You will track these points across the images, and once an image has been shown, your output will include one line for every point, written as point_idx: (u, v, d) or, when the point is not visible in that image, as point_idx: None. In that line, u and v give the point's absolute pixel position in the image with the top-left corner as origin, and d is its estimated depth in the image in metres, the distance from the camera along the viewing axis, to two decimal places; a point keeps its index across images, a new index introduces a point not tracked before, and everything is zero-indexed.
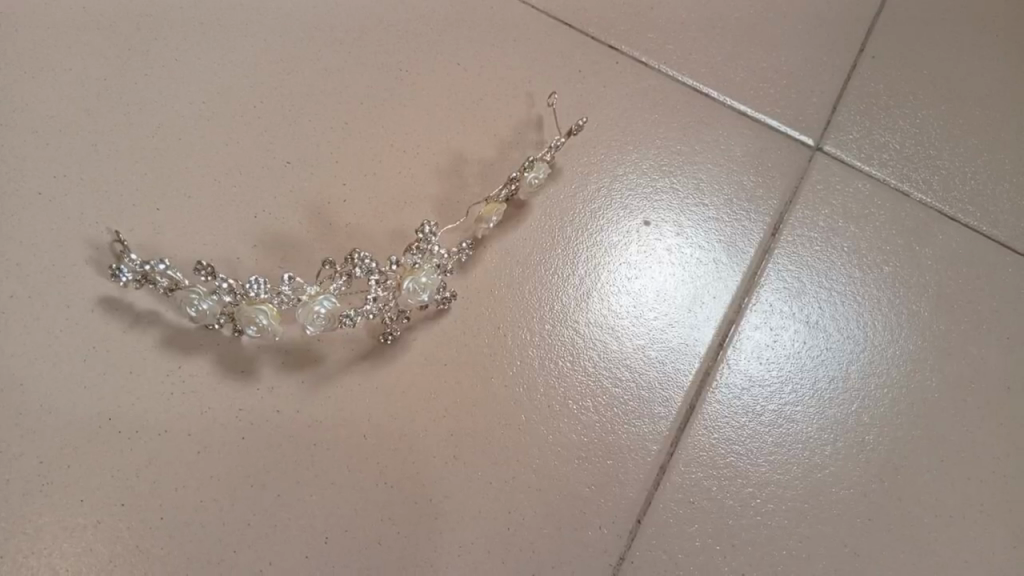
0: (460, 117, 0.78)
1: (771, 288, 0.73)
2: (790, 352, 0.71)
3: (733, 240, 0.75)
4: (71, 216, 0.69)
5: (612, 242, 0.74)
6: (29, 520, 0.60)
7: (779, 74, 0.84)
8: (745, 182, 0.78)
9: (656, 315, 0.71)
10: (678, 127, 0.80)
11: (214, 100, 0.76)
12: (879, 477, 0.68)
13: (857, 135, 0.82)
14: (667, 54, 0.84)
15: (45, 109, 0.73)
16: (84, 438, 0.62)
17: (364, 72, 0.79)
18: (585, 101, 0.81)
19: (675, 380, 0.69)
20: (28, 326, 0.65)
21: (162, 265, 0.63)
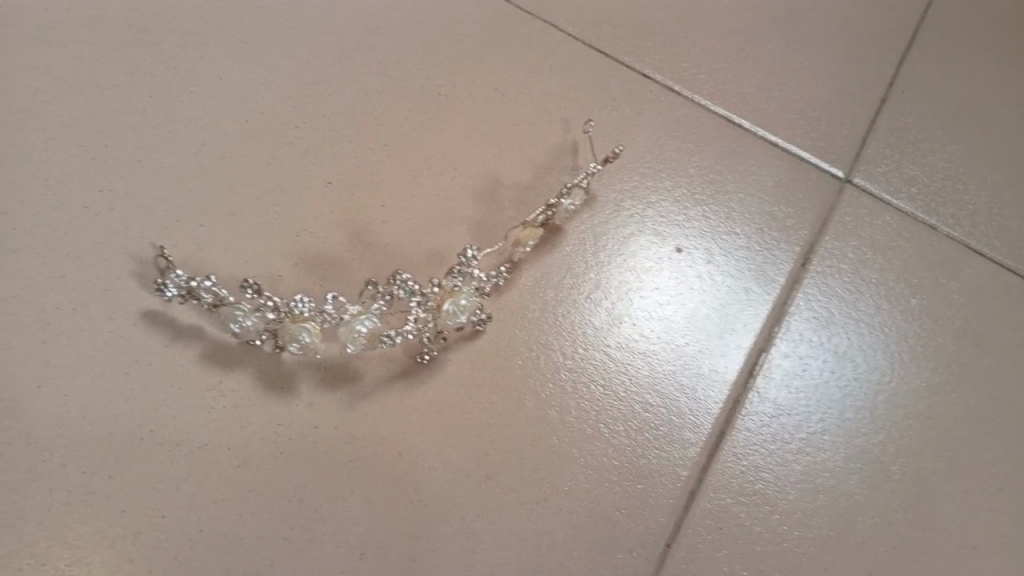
0: (497, 141, 0.79)
1: (801, 317, 0.74)
2: (818, 381, 0.72)
3: (763, 268, 0.76)
4: (116, 231, 0.70)
5: (643, 267, 0.75)
6: (71, 528, 0.61)
7: (810, 106, 0.85)
8: (775, 212, 0.79)
9: (687, 341, 0.72)
10: (710, 156, 0.82)
11: (256, 119, 0.77)
12: (904, 507, 0.68)
13: (886, 168, 0.83)
14: (701, 84, 0.85)
15: (93, 124, 0.74)
16: (126, 450, 0.64)
17: (403, 94, 0.80)
18: (620, 128, 0.82)
19: (706, 406, 0.70)
20: (73, 338, 0.66)
21: (208, 281, 0.65)
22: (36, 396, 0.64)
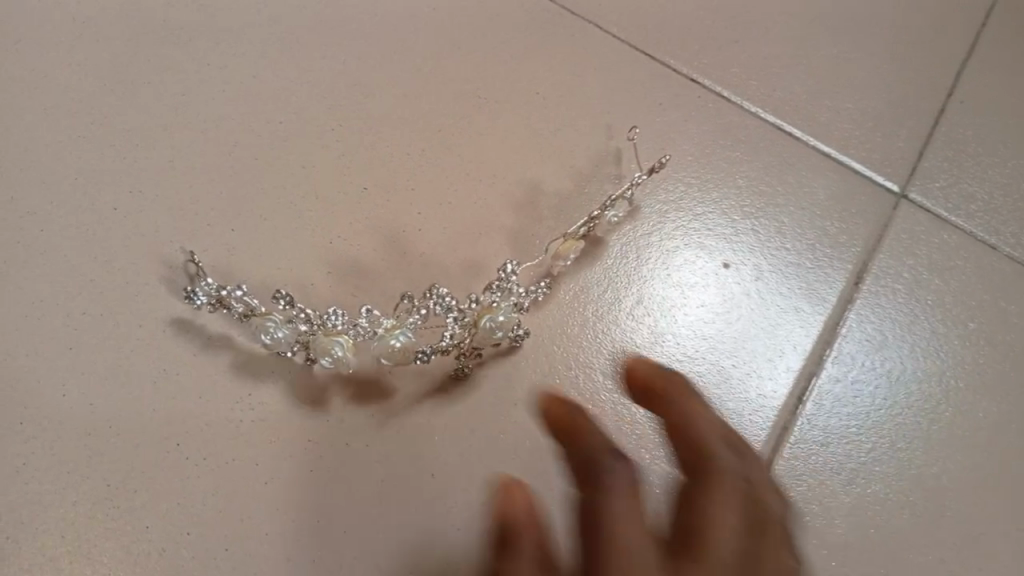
0: (538, 148, 0.76)
1: (852, 340, 0.71)
2: (869, 409, 0.69)
3: (815, 287, 0.73)
4: (146, 234, 0.68)
5: (687, 282, 0.72)
6: (93, 544, 0.59)
7: (865, 116, 0.82)
8: (827, 227, 0.76)
9: (733, 363, 0.69)
10: (760, 167, 0.78)
11: (290, 120, 0.75)
12: (959, 544, 0.65)
13: (944, 183, 0.79)
14: (751, 90, 0.82)
15: (125, 124, 0.72)
16: (152, 462, 0.62)
17: (442, 97, 0.78)
18: (666, 135, 0.79)
19: (752, 432, 0.67)
20: (99, 344, 0.64)
21: (239, 290, 0.64)
22: (60, 404, 0.62)
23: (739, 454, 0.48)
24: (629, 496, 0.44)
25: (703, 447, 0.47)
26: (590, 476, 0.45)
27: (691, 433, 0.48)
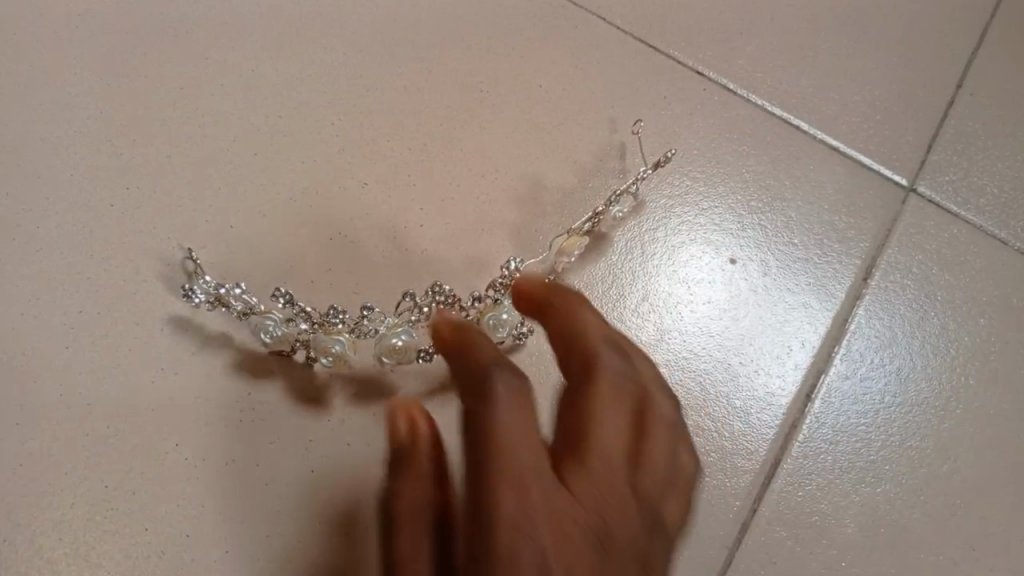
0: (541, 142, 0.75)
1: (861, 336, 0.70)
2: (879, 407, 0.68)
3: (824, 283, 0.72)
4: (144, 231, 0.67)
5: (693, 278, 0.71)
6: (92, 546, 0.58)
7: (873, 108, 0.80)
8: (835, 222, 0.75)
9: (740, 361, 0.68)
10: (767, 160, 0.77)
11: (289, 114, 0.73)
12: (970, 543, 0.65)
13: (954, 177, 0.78)
14: (758, 83, 0.80)
15: (121, 118, 0.71)
16: (151, 463, 0.61)
17: (443, 89, 0.76)
18: (671, 128, 0.77)
19: (760, 432, 0.66)
20: (97, 343, 0.63)
21: (238, 288, 0.62)
22: (57, 405, 0.61)
23: (623, 356, 0.56)
24: (515, 407, 0.46)
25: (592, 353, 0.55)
26: (479, 397, 0.47)
27: (582, 339, 0.56)
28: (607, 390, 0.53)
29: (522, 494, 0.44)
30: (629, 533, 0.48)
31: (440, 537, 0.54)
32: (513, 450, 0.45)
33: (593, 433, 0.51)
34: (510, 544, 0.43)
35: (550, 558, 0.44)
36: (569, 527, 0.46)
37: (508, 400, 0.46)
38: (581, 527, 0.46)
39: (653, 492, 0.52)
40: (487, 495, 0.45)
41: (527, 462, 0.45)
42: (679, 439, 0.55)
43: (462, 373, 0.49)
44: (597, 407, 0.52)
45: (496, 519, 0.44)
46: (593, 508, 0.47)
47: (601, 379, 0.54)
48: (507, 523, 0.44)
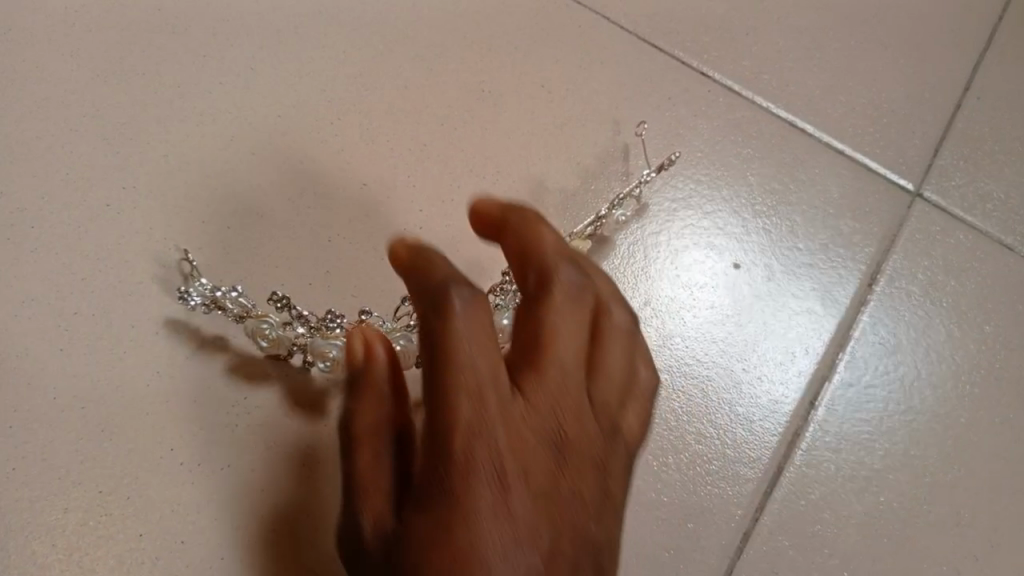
0: (544, 144, 0.74)
1: (865, 342, 0.69)
2: (883, 415, 0.67)
3: (829, 289, 0.71)
4: (140, 231, 0.66)
5: (697, 283, 0.70)
6: (85, 551, 0.57)
7: (879, 112, 0.80)
8: (840, 226, 0.74)
9: (744, 367, 0.67)
10: (772, 163, 0.76)
11: (288, 113, 0.72)
12: (975, 554, 0.64)
13: (961, 182, 0.77)
14: (763, 85, 0.79)
15: (118, 115, 0.70)
16: (145, 467, 0.60)
17: (444, 89, 0.75)
18: (675, 130, 0.76)
19: (763, 440, 0.65)
20: (91, 345, 0.62)
21: (234, 292, 0.62)
22: (51, 407, 0.60)
23: (579, 268, 0.51)
24: (470, 316, 0.43)
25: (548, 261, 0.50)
26: (434, 309, 0.43)
27: (536, 250, 0.50)
28: (563, 302, 0.48)
29: (479, 404, 0.42)
30: (589, 445, 0.46)
31: (400, 452, 0.50)
32: (468, 363, 0.42)
33: (548, 340, 0.47)
34: (467, 455, 0.41)
35: (510, 470, 0.42)
36: (527, 438, 0.43)
37: (463, 318, 0.42)
38: (538, 438, 0.44)
39: (611, 402, 0.49)
40: (440, 404, 0.42)
41: (481, 374, 0.42)
42: (636, 352, 0.52)
43: (418, 285, 0.45)
44: (553, 318, 0.48)
45: (451, 431, 0.41)
46: (552, 418, 0.45)
47: (556, 287, 0.49)
48: (462, 434, 0.41)
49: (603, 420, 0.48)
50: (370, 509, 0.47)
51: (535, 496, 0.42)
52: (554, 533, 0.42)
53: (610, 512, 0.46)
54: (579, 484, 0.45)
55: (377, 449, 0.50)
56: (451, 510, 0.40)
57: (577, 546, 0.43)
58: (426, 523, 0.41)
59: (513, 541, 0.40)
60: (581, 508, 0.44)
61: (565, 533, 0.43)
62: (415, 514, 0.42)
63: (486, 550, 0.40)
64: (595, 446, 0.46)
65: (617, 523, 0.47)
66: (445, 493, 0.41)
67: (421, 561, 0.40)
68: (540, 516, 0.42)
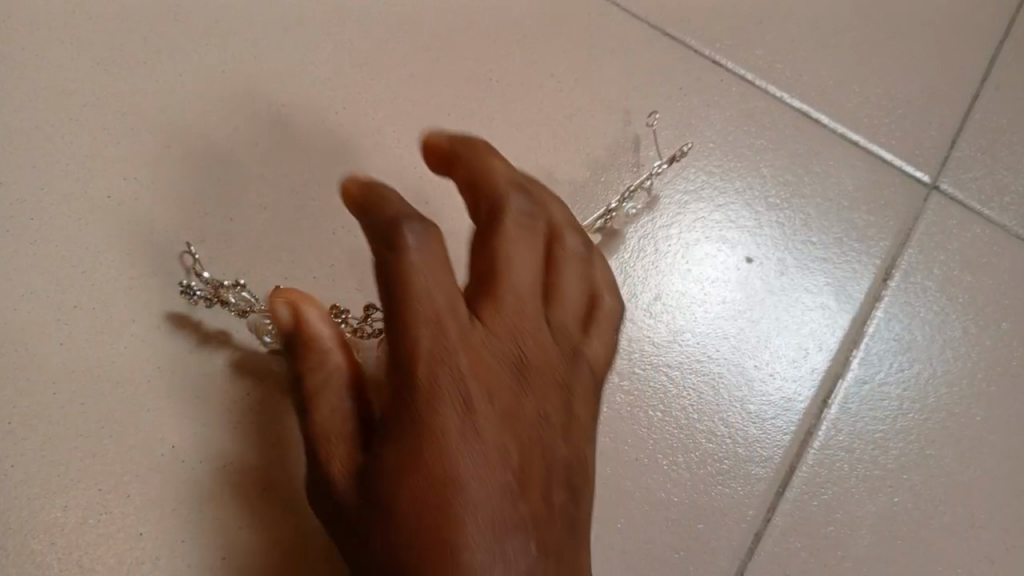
0: (552, 134, 0.73)
1: (880, 339, 0.68)
2: (896, 414, 0.66)
3: (843, 284, 0.70)
4: (141, 222, 0.65)
5: (709, 277, 0.69)
6: (84, 551, 0.57)
7: (894, 103, 0.78)
8: (855, 219, 0.72)
9: (756, 364, 0.66)
10: (786, 155, 0.74)
11: (292, 103, 0.71)
12: (990, 555, 0.63)
13: (978, 174, 0.75)
14: (777, 74, 0.77)
15: (117, 104, 0.68)
16: (145, 465, 0.59)
17: (451, 78, 0.74)
18: (687, 120, 0.75)
19: (776, 439, 0.65)
20: (91, 340, 0.61)
21: (236, 285, 0.61)
22: (51, 404, 0.60)
23: (528, 196, 0.56)
24: (425, 249, 0.46)
25: (499, 192, 0.55)
26: (387, 244, 0.46)
27: (489, 183, 0.55)
28: (513, 231, 0.53)
29: (439, 332, 0.45)
30: (547, 362, 0.50)
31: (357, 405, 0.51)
32: (424, 292, 0.45)
33: (503, 270, 0.52)
34: (432, 379, 0.45)
35: (475, 394, 0.45)
36: (488, 360, 0.47)
37: (418, 247, 0.45)
38: (498, 361, 0.48)
39: (563, 326, 0.54)
40: (403, 338, 0.45)
41: (439, 301, 0.46)
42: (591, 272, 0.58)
43: (370, 223, 0.48)
44: (505, 249, 0.52)
45: (415, 358, 0.45)
46: (512, 339, 0.49)
47: (507, 219, 0.54)
48: (425, 360, 0.45)
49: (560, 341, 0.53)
50: (335, 460, 0.49)
51: (502, 414, 0.46)
52: (522, 450, 0.46)
53: (574, 427, 0.50)
54: (543, 401, 0.48)
55: (337, 395, 0.52)
56: (422, 434, 0.44)
57: (546, 459, 0.47)
58: (398, 450, 0.45)
59: (483, 462, 0.44)
60: (547, 422, 0.48)
61: (533, 447, 0.46)
62: (388, 446, 0.45)
63: (459, 468, 0.43)
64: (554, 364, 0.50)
65: (583, 437, 0.51)
66: (413, 418, 0.45)
67: (398, 485, 0.44)
68: (509, 435, 0.45)
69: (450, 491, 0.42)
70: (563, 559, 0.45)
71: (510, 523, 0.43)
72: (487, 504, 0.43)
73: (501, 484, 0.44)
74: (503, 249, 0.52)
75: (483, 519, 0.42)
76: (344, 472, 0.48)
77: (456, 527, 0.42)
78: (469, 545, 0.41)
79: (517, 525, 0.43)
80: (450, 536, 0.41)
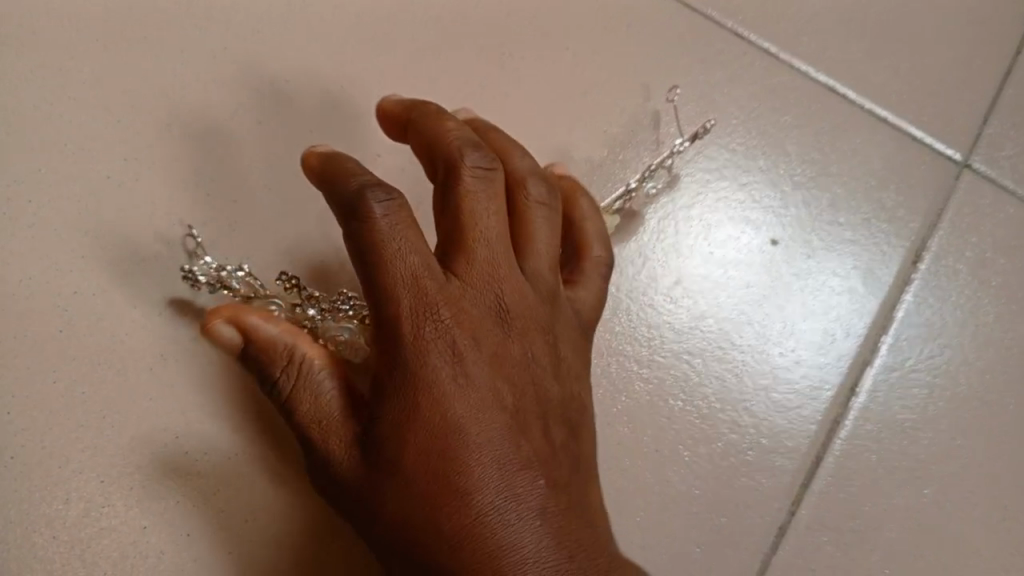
0: (568, 112, 0.70)
1: (910, 324, 0.66)
2: (926, 401, 0.65)
3: (871, 267, 0.67)
4: (141, 205, 0.62)
5: (732, 260, 0.66)
6: (88, 546, 0.56)
7: (925, 78, 0.74)
8: (884, 200, 0.70)
9: (780, 351, 0.65)
10: (811, 131, 0.71)
11: (297, 78, 0.68)
12: (1014, 545, 0.63)
13: (1012, 152, 0.72)
14: (804, 46, 0.73)
15: (114, 79, 0.65)
16: (149, 457, 0.58)
17: (461, 50, 0.70)
18: (709, 96, 0.72)
19: (802, 429, 0.63)
20: (93, 329, 0.59)
21: (240, 270, 0.58)
22: (51, 396, 0.58)
23: (484, 150, 0.51)
24: (390, 217, 0.45)
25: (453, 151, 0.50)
26: (354, 216, 0.45)
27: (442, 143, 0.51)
28: (474, 192, 0.49)
29: (420, 293, 0.46)
30: (535, 307, 0.51)
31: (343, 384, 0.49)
32: (399, 257, 0.45)
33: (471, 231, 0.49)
34: (418, 337, 0.46)
35: (461, 345, 0.47)
36: (471, 311, 0.48)
37: (385, 213, 0.45)
38: (483, 312, 0.48)
39: (547, 272, 0.52)
40: (384, 303, 0.46)
41: (417, 263, 0.46)
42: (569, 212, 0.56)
43: (333, 189, 0.47)
44: (469, 205, 0.49)
45: (399, 321, 0.46)
46: (493, 290, 0.49)
47: (464, 180, 0.49)
48: (409, 322, 0.46)
49: (546, 287, 0.52)
50: (333, 438, 0.48)
51: (488, 360, 0.48)
52: (510, 390, 0.48)
53: (564, 364, 0.52)
54: (527, 342, 0.50)
55: (315, 381, 0.49)
56: (415, 392, 0.46)
57: (539, 399, 0.50)
58: (393, 406, 0.46)
59: (474, 406, 0.47)
60: (535, 364, 0.50)
61: (520, 385, 0.49)
62: (379, 404, 0.47)
63: (457, 419, 0.46)
64: (539, 309, 0.51)
65: (574, 373, 0.53)
66: (403, 375, 0.46)
67: (399, 441, 0.46)
68: (496, 377, 0.48)
69: (450, 437, 0.46)
70: (568, 486, 0.49)
71: (513, 463, 0.47)
72: (489, 449, 0.46)
73: (498, 429, 0.47)
74: (467, 207, 0.49)
75: (487, 461, 0.46)
76: (343, 448, 0.48)
77: (464, 473, 0.46)
78: (478, 488, 0.46)
79: (520, 463, 0.47)
80: (458, 482, 0.45)
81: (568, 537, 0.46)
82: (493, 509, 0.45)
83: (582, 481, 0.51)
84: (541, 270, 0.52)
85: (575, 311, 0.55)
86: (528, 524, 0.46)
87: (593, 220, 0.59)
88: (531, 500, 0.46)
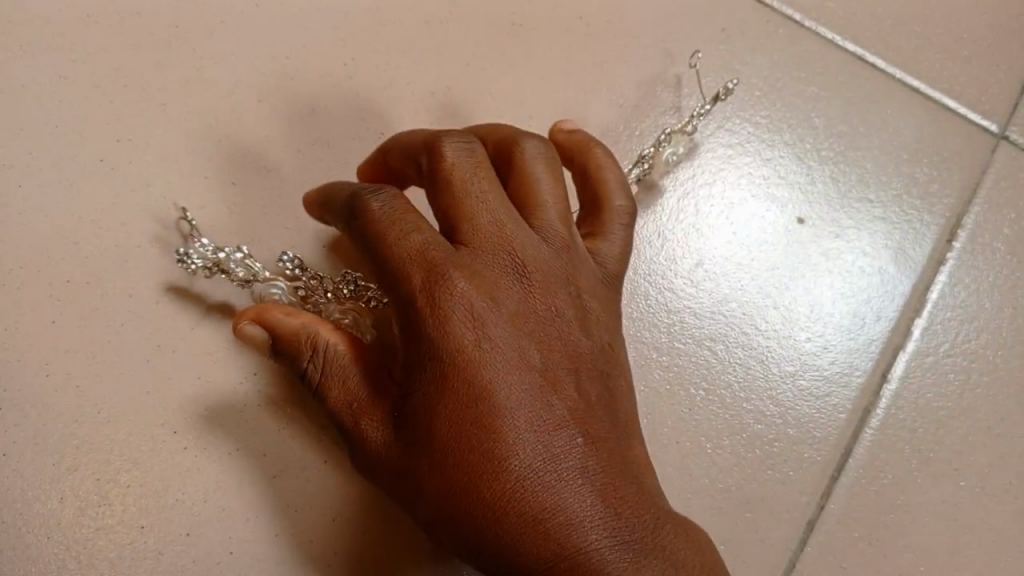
0: (583, 85, 0.66)
1: (944, 306, 0.63)
2: (962, 387, 0.61)
3: (902, 246, 0.64)
4: (136, 188, 0.59)
5: (756, 240, 0.63)
6: (82, 547, 0.53)
7: (960, 44, 0.70)
8: (916, 174, 0.66)
9: (808, 336, 0.62)
10: (838, 104, 0.67)
11: (297, 54, 0.64)
12: None
13: None
14: (831, 13, 0.69)
15: (105, 57, 0.62)
16: (145, 452, 0.55)
17: (470, 22, 0.67)
18: (731, 66, 0.68)
19: (831, 418, 0.60)
20: (86, 319, 0.56)
21: (239, 253, 0.54)
22: (44, 389, 0.55)
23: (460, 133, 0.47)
24: (387, 208, 0.44)
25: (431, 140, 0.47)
26: (355, 213, 0.45)
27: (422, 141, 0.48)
28: (460, 169, 0.45)
29: (431, 265, 0.43)
30: (555, 260, 0.46)
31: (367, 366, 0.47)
32: (403, 236, 0.43)
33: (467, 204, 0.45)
34: (434, 307, 0.42)
35: (484, 313, 0.43)
36: (493, 277, 0.44)
37: (381, 202, 0.44)
38: (505, 276, 0.44)
39: (560, 222, 0.47)
40: (397, 281, 0.43)
41: (420, 238, 0.43)
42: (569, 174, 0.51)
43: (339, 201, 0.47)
44: (458, 178, 0.45)
45: (412, 296, 0.43)
46: (512, 253, 0.45)
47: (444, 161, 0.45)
48: (423, 294, 0.42)
49: (564, 238, 0.47)
50: (365, 419, 0.45)
51: (518, 322, 0.44)
52: (544, 350, 0.44)
53: (595, 314, 0.47)
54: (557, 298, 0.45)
55: (340, 368, 0.46)
56: (438, 363, 0.42)
57: (571, 352, 0.45)
58: (415, 382, 0.43)
59: (506, 368, 0.43)
60: (567, 323, 0.45)
61: (555, 344, 0.44)
62: (405, 378, 0.44)
63: (486, 383, 0.42)
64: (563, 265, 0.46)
65: (606, 323, 0.47)
66: (423, 349, 0.43)
67: (425, 416, 0.43)
68: (528, 338, 0.44)
69: (481, 405, 0.42)
70: (613, 443, 0.44)
71: (549, 422, 0.43)
72: (521, 410, 0.42)
73: (529, 387, 0.43)
74: (457, 177, 0.45)
75: (523, 425, 0.42)
76: (376, 427, 0.45)
77: (496, 438, 0.42)
78: (515, 453, 0.41)
79: (557, 421, 0.43)
80: (492, 451, 0.41)
81: (615, 492, 0.42)
82: (532, 473, 0.41)
83: (629, 437, 0.45)
84: (554, 223, 0.47)
85: (597, 263, 0.49)
86: (572, 485, 0.42)
87: (608, 163, 0.53)
88: (572, 458, 0.42)
